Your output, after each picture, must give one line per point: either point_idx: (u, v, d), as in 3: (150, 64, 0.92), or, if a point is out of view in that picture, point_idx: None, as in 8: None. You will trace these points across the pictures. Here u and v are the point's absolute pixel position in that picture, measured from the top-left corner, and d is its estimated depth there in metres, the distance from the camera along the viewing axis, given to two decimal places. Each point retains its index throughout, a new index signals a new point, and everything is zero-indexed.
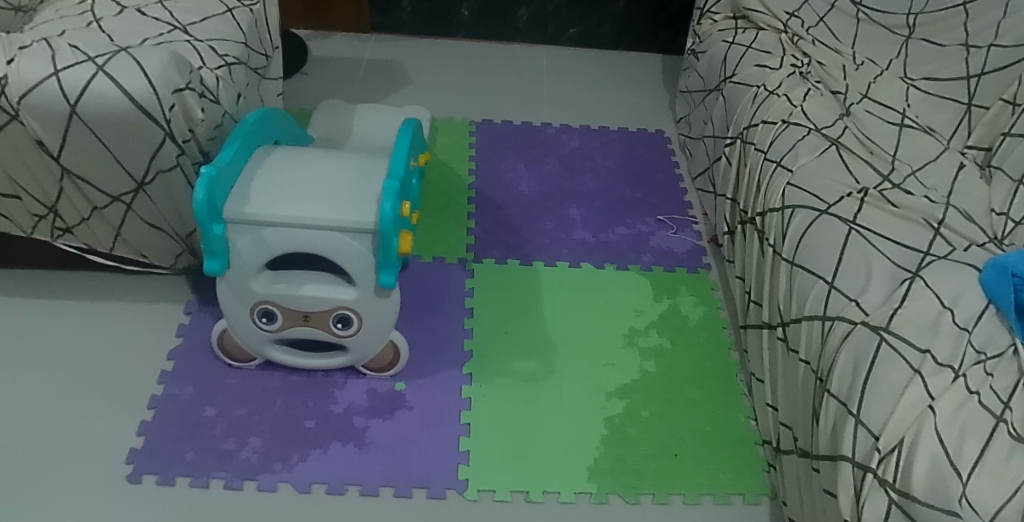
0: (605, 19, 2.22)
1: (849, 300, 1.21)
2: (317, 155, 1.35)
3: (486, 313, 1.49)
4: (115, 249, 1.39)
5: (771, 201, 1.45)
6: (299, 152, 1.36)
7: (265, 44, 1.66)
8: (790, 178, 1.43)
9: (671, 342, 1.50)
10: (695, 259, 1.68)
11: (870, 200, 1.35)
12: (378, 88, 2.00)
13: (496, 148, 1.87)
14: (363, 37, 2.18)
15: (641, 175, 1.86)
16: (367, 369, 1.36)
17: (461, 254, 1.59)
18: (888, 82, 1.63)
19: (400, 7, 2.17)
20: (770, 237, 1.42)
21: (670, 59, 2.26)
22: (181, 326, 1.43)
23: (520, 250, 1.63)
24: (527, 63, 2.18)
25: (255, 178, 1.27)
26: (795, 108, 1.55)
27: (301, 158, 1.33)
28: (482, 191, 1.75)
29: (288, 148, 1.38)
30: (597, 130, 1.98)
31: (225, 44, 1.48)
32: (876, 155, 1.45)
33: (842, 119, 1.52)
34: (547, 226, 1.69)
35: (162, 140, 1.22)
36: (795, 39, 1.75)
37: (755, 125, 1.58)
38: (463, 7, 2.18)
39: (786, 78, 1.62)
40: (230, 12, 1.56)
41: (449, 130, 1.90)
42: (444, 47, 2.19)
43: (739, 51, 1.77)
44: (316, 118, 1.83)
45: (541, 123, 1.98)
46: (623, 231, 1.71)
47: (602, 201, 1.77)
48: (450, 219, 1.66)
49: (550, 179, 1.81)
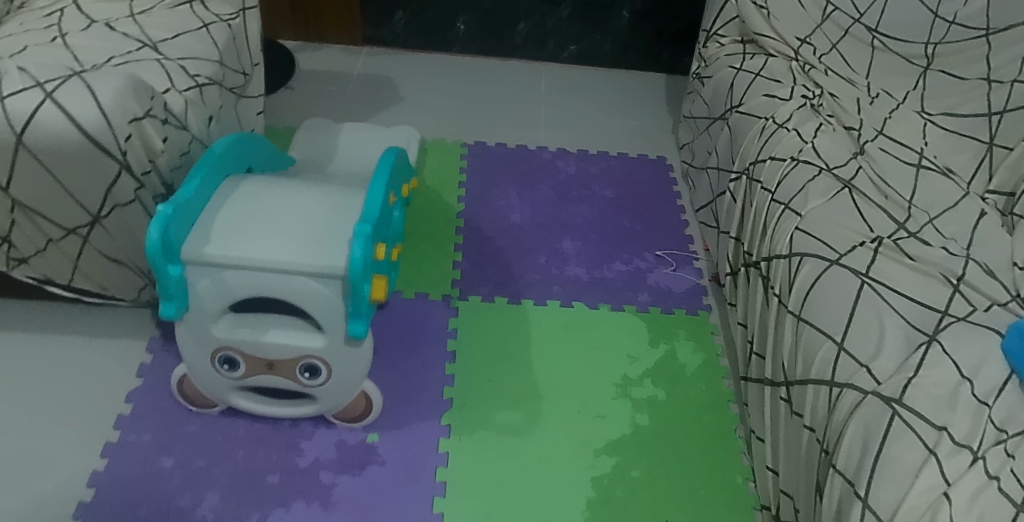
0: (607, 36, 2.11)
1: (860, 365, 1.12)
2: (288, 188, 1.26)
3: (469, 357, 1.39)
4: (75, 280, 1.29)
5: (777, 246, 1.34)
6: (270, 183, 1.27)
7: (245, 61, 1.57)
8: (799, 222, 1.33)
9: (666, 394, 1.40)
10: (694, 299, 1.58)
11: (884, 251, 1.25)
12: (366, 106, 1.90)
13: (488, 173, 1.77)
14: (354, 50, 2.08)
15: (640, 204, 1.76)
16: (337, 419, 1.27)
17: (446, 290, 1.49)
18: (906, 117, 1.53)
19: (393, 20, 2.07)
20: (775, 285, 1.32)
21: (674, 79, 2.16)
22: (142, 366, 1.34)
23: (507, 286, 1.53)
24: (525, 81, 2.08)
25: (219, 213, 1.17)
26: (806, 144, 1.44)
27: (271, 191, 1.24)
28: (471, 221, 1.64)
29: (259, 179, 1.29)
30: (596, 156, 1.87)
31: (198, 63, 1.39)
32: (892, 201, 1.34)
33: (855, 158, 1.41)
34: (539, 261, 1.59)
35: (118, 173, 1.13)
36: (806, 67, 1.63)
37: (762, 161, 1.47)
38: (459, 20, 2.08)
39: (797, 110, 1.51)
40: (206, 27, 1.46)
41: (439, 153, 1.80)
42: (438, 63, 2.09)
43: (746, 79, 1.64)
44: (299, 137, 1.73)
45: (537, 147, 1.87)
46: (619, 267, 1.60)
47: (599, 233, 1.67)
48: (435, 251, 1.56)
49: (544, 208, 1.71)
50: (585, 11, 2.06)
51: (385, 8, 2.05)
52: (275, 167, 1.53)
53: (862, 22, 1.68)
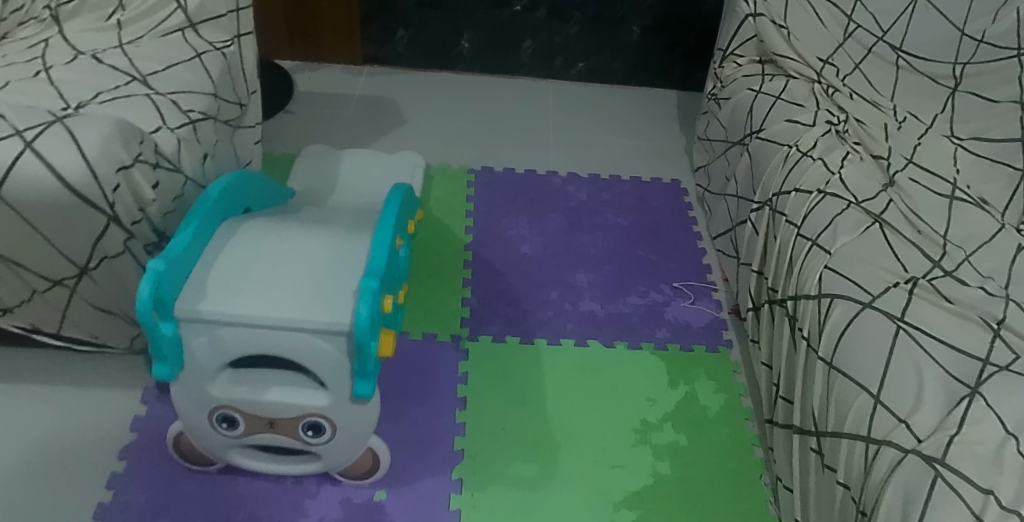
0: (617, 52, 2.04)
1: (899, 421, 1.03)
2: (288, 233, 1.19)
3: (481, 404, 1.32)
4: (63, 329, 1.21)
5: (804, 285, 1.27)
6: (268, 227, 1.20)
7: (241, 90, 1.50)
8: (828, 260, 1.26)
9: (687, 440, 1.32)
10: (714, 334, 1.50)
11: (919, 293, 1.18)
12: (368, 130, 1.82)
13: (496, 201, 1.70)
14: (354, 70, 2.01)
15: (654, 232, 1.69)
16: (342, 476, 1.20)
17: (454, 330, 1.42)
18: (935, 142, 1.46)
19: (395, 38, 2.00)
20: (803, 327, 1.25)
21: (686, 96, 2.08)
22: (136, 419, 1.27)
23: (519, 324, 1.45)
24: (532, 100, 2.01)
25: (215, 263, 1.11)
26: (833, 176, 1.37)
27: (269, 236, 1.17)
28: (479, 253, 1.57)
29: (257, 222, 1.22)
30: (608, 180, 1.80)
31: (190, 97, 1.32)
32: (925, 236, 1.27)
33: (885, 191, 1.34)
34: (551, 296, 1.51)
35: (106, 226, 1.07)
36: (829, 90, 1.56)
37: (786, 193, 1.40)
38: (463, 38, 2.00)
39: (821, 137, 1.44)
40: (199, 57, 1.40)
41: (445, 181, 1.72)
42: (442, 82, 2.02)
43: (766, 102, 1.57)
44: (298, 166, 1.66)
45: (546, 171, 1.80)
46: (634, 301, 1.53)
47: (612, 264, 1.60)
48: (443, 287, 1.49)
49: (555, 238, 1.63)
50: (593, 28, 1.99)
51: (386, 27, 1.97)
52: (275, 201, 1.46)
53: (885, 40, 1.62)
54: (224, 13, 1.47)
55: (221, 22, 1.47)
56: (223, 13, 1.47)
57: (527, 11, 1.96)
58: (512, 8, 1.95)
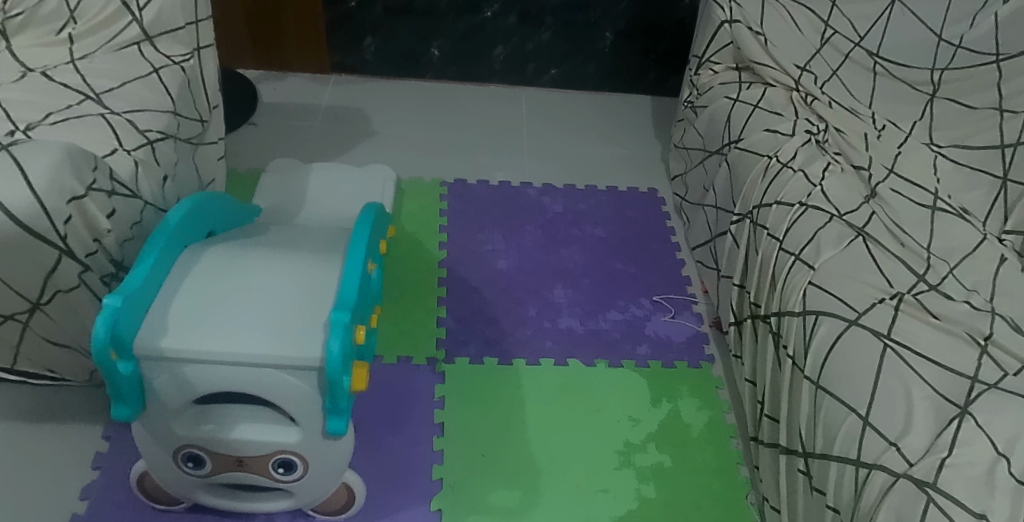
0: (590, 58, 2.00)
1: (888, 443, 1.01)
2: (253, 260, 1.13)
3: (459, 430, 1.27)
4: (17, 365, 1.14)
5: (788, 301, 1.25)
6: (232, 255, 1.14)
7: (202, 105, 1.43)
8: (812, 275, 1.24)
9: (672, 460, 1.28)
10: (696, 349, 1.48)
11: (905, 308, 1.16)
12: (337, 143, 1.76)
13: (471, 215, 1.65)
14: (321, 79, 1.95)
15: (634, 243, 1.66)
16: (315, 511, 1.15)
17: (431, 352, 1.38)
18: (915, 150, 1.45)
19: (362, 46, 1.94)
20: (788, 345, 1.23)
21: (661, 102, 2.06)
22: (98, 456, 1.21)
23: (498, 344, 1.41)
24: (505, 108, 1.97)
25: (177, 295, 1.05)
26: (815, 188, 1.35)
27: (233, 264, 1.12)
28: (455, 270, 1.53)
29: (220, 249, 1.16)
30: (584, 191, 1.76)
31: (147, 116, 1.26)
32: (909, 249, 1.26)
33: (867, 202, 1.33)
34: (530, 313, 1.48)
35: (58, 259, 1.01)
36: (808, 98, 1.54)
37: (767, 205, 1.38)
38: (433, 45, 1.95)
39: (801, 148, 1.42)
40: (157, 72, 1.34)
41: (417, 194, 1.68)
42: (412, 91, 1.97)
43: (744, 111, 1.55)
44: (265, 182, 1.60)
45: (521, 183, 1.76)
46: (615, 316, 1.50)
47: (591, 278, 1.56)
48: (418, 307, 1.44)
49: (532, 253, 1.59)
50: (566, 34, 1.95)
51: (352, 34, 1.91)
52: (240, 221, 1.40)
53: (863, 46, 1.63)
54: (183, 25, 1.41)
55: (178, 35, 1.41)
56: (181, 25, 1.41)
57: (498, 17, 1.91)
58: (482, 14, 1.90)
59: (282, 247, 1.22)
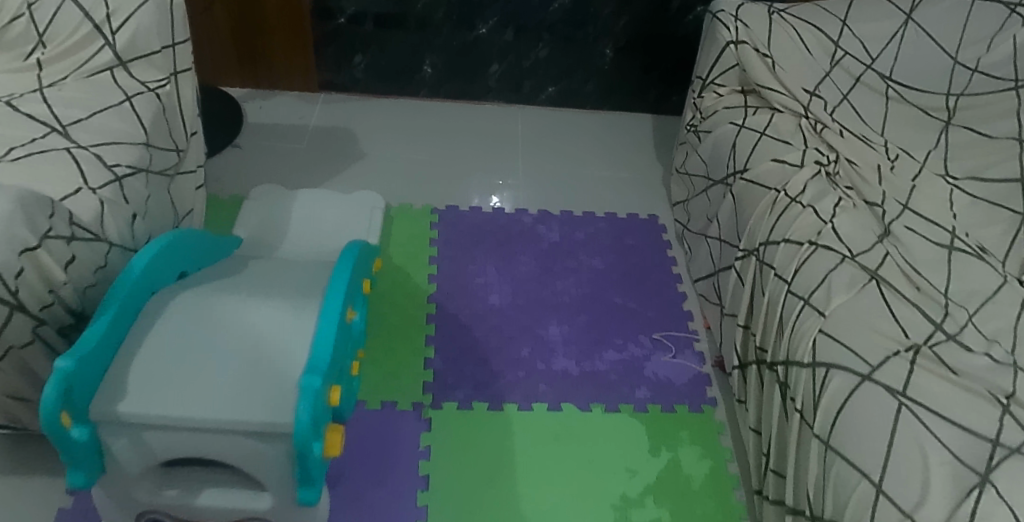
0: (590, 76, 1.91)
1: (904, 515, 0.94)
2: (225, 307, 1.08)
3: (446, 483, 1.19)
4: None
5: (797, 351, 1.17)
6: (203, 301, 1.09)
7: (179, 135, 1.35)
8: (823, 323, 1.16)
9: (671, 515, 1.20)
10: (698, 392, 1.40)
11: (921, 361, 1.08)
12: (323, 169, 1.69)
13: (463, 244, 1.57)
14: (309, 98, 1.88)
15: (633, 275, 1.58)
16: None
17: (417, 397, 1.30)
18: (930, 182, 1.37)
19: (352, 64, 1.86)
20: (796, 397, 1.15)
21: (663, 121, 1.97)
22: (60, 513, 1.14)
23: (488, 387, 1.34)
24: (501, 128, 1.89)
25: (141, 348, 1.00)
26: (826, 225, 1.27)
27: (203, 312, 1.06)
28: (445, 306, 1.45)
29: (191, 293, 1.11)
30: (582, 218, 1.69)
31: (116, 150, 1.19)
32: (925, 294, 1.18)
33: (881, 242, 1.25)
34: (523, 353, 1.40)
35: (9, 315, 0.94)
36: (818, 126, 1.45)
37: (775, 243, 1.30)
38: (426, 63, 1.87)
39: (811, 181, 1.34)
40: (129, 100, 1.27)
41: (407, 222, 1.60)
42: (404, 110, 1.89)
43: (750, 138, 1.46)
44: (246, 210, 1.53)
45: (515, 209, 1.68)
46: (612, 357, 1.42)
47: (588, 314, 1.49)
48: (404, 346, 1.37)
49: (525, 285, 1.52)
50: (565, 50, 1.86)
51: (341, 52, 1.84)
52: (220, 255, 1.35)
53: (874, 69, 1.55)
54: (159, 49, 1.32)
55: (154, 59, 1.32)
56: (157, 49, 1.32)
57: (493, 34, 1.82)
58: (476, 31, 1.82)
59: (257, 289, 1.16)
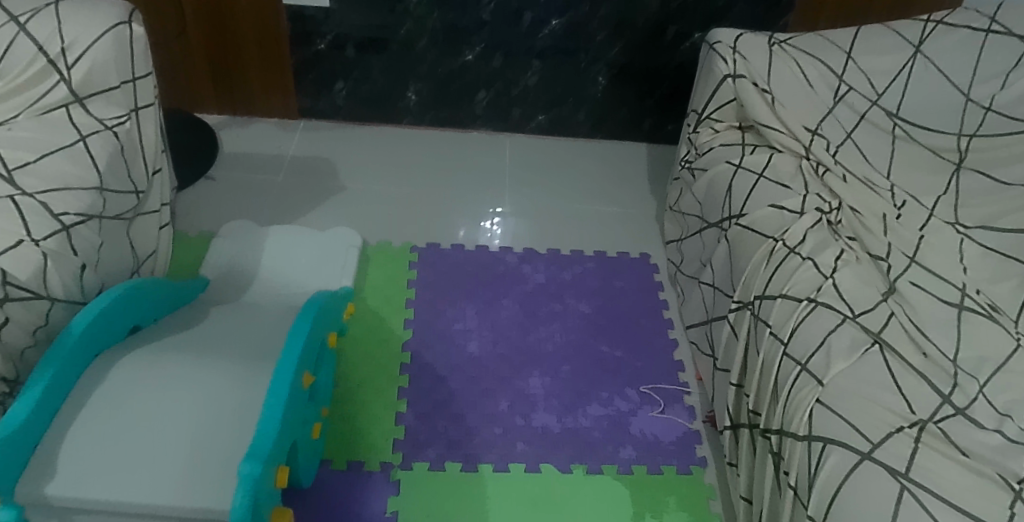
0: (580, 104, 1.83)
1: None
2: (176, 369, 1.03)
3: None
4: None
5: (792, 421, 1.09)
6: (154, 363, 1.04)
7: (140, 175, 1.28)
8: (820, 392, 1.07)
9: None
10: (687, 451, 1.31)
11: (927, 439, 0.99)
12: (302, 202, 1.62)
13: (442, 286, 1.49)
14: (289, 126, 1.81)
15: (622, 321, 1.50)
16: None
17: (386, 457, 1.21)
18: (938, 232, 1.29)
19: (333, 90, 1.78)
20: (790, 472, 1.06)
21: (658, 151, 1.89)
22: None
23: (462, 445, 1.25)
24: (489, 158, 1.81)
25: (79, 418, 0.96)
26: (826, 280, 1.18)
27: (152, 376, 1.02)
28: (420, 354, 1.37)
29: (144, 352, 1.06)
30: (569, 257, 1.60)
31: (66, 196, 1.11)
32: (933, 361, 1.09)
33: (886, 301, 1.16)
34: (501, 407, 1.31)
35: None
36: (819, 169, 1.36)
37: (772, 298, 1.21)
38: (409, 90, 1.79)
39: (812, 229, 1.25)
40: (84, 140, 1.19)
41: (384, 262, 1.52)
42: (387, 140, 1.82)
43: (747, 180, 1.37)
44: (215, 249, 1.46)
45: (500, 247, 1.60)
46: (596, 411, 1.34)
47: (571, 365, 1.40)
48: (374, 400, 1.29)
49: (507, 332, 1.43)
50: (555, 78, 1.77)
51: (322, 78, 1.76)
52: (185, 293, 1.28)
53: (880, 105, 1.44)
54: (117, 85, 1.25)
55: (113, 95, 1.25)
56: (115, 85, 1.25)
57: (480, 60, 1.74)
58: (464, 58, 1.73)
59: (217, 345, 1.11)
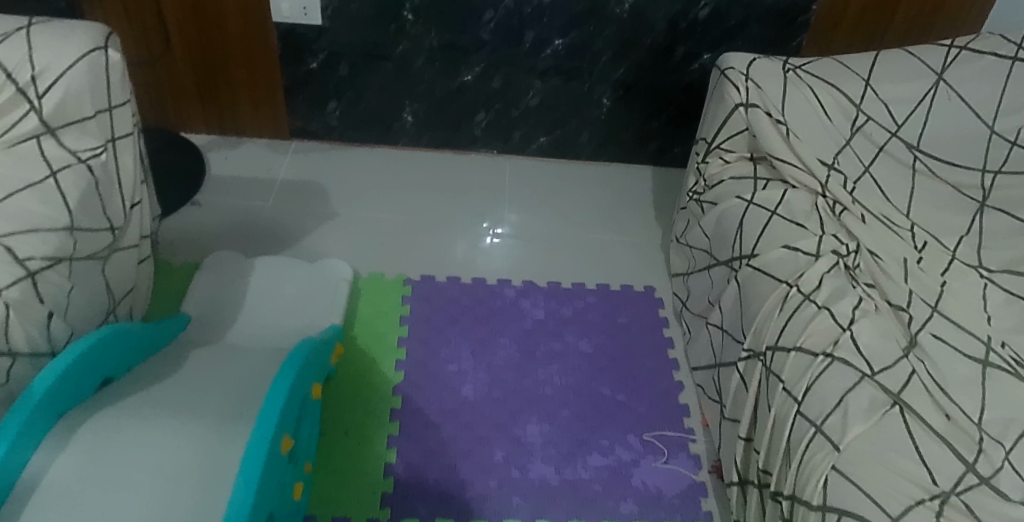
0: (583, 126, 1.75)
1: None
2: (153, 427, 1.01)
3: None
4: None
5: (806, 488, 1.01)
6: (126, 425, 1.01)
7: (116, 210, 1.20)
8: (836, 459, 1.00)
9: None
10: (692, 506, 1.23)
11: (951, 514, 0.92)
12: (291, 230, 1.55)
13: (436, 323, 1.43)
14: (280, 147, 1.74)
15: (624, 362, 1.42)
16: None
17: (374, 512, 1.15)
18: (960, 277, 1.22)
19: (326, 110, 1.71)
20: None
21: (663, 175, 1.82)
22: None
23: (453, 500, 1.18)
24: (488, 181, 1.74)
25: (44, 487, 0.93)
26: (843, 332, 1.10)
27: (131, 432, 1.00)
28: (411, 399, 1.30)
29: (130, 403, 1.05)
30: (570, 291, 1.53)
31: (31, 239, 1.04)
32: (956, 425, 1.02)
33: (907, 357, 1.08)
34: (495, 457, 1.24)
35: None
36: (836, 208, 1.29)
37: (786, 351, 1.13)
38: (406, 111, 1.71)
39: (828, 274, 1.18)
40: (54, 175, 1.11)
41: (376, 296, 1.46)
42: (382, 162, 1.75)
43: (760, 217, 1.29)
44: (199, 282, 1.39)
45: (498, 280, 1.53)
46: (596, 461, 1.27)
47: (570, 410, 1.33)
48: (362, 448, 1.22)
49: (503, 374, 1.36)
50: (558, 99, 1.70)
51: (314, 97, 1.69)
52: (169, 333, 1.23)
53: (899, 136, 1.35)
54: (92, 115, 1.17)
55: (87, 125, 1.17)
56: (89, 115, 1.17)
57: (479, 81, 1.66)
58: (461, 78, 1.65)
59: (204, 395, 1.08)
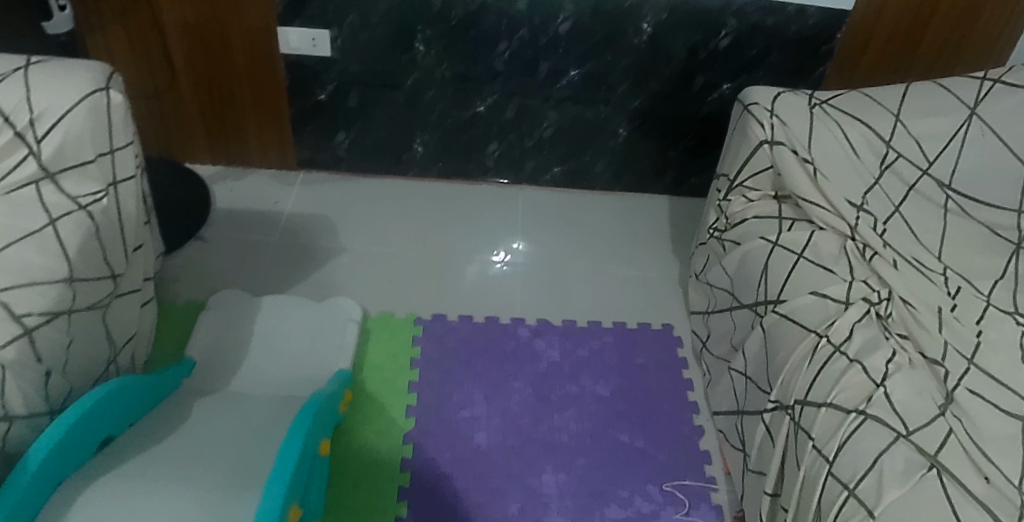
0: (598, 155, 1.70)
1: None
2: (154, 492, 0.96)
3: None
4: None
5: None
6: (126, 489, 0.96)
7: (116, 256, 1.15)
8: None
9: None
10: None
11: None
12: (298, 267, 1.51)
13: (447, 366, 1.38)
14: (287, 178, 1.70)
15: (642, 406, 1.37)
16: None
17: None
18: (997, 323, 1.17)
19: (335, 140, 1.67)
20: None
21: (680, 205, 1.77)
22: None
23: None
24: (500, 212, 1.70)
25: None
26: (877, 389, 1.05)
27: (131, 497, 0.95)
28: (422, 447, 1.26)
29: (135, 464, 1.00)
30: (586, 330, 1.48)
31: (27, 293, 1.00)
32: (998, 489, 0.96)
33: (944, 415, 1.03)
34: (509, 511, 1.19)
35: None
36: (865, 251, 1.24)
37: (816, 406, 1.08)
38: (417, 141, 1.67)
39: (859, 324, 1.13)
40: (53, 224, 1.06)
41: (386, 337, 1.41)
42: (391, 193, 1.70)
43: (786, 260, 1.24)
44: (204, 324, 1.35)
45: (511, 318, 1.48)
46: (614, 514, 1.22)
47: (587, 458, 1.28)
48: (371, 502, 1.17)
49: (518, 421, 1.32)
50: (572, 129, 1.65)
51: (323, 128, 1.65)
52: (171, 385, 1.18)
53: (931, 174, 1.30)
54: (93, 158, 1.13)
55: (88, 169, 1.13)
56: (90, 158, 1.13)
57: (492, 111, 1.62)
58: (474, 108, 1.61)
59: (208, 455, 1.03)
